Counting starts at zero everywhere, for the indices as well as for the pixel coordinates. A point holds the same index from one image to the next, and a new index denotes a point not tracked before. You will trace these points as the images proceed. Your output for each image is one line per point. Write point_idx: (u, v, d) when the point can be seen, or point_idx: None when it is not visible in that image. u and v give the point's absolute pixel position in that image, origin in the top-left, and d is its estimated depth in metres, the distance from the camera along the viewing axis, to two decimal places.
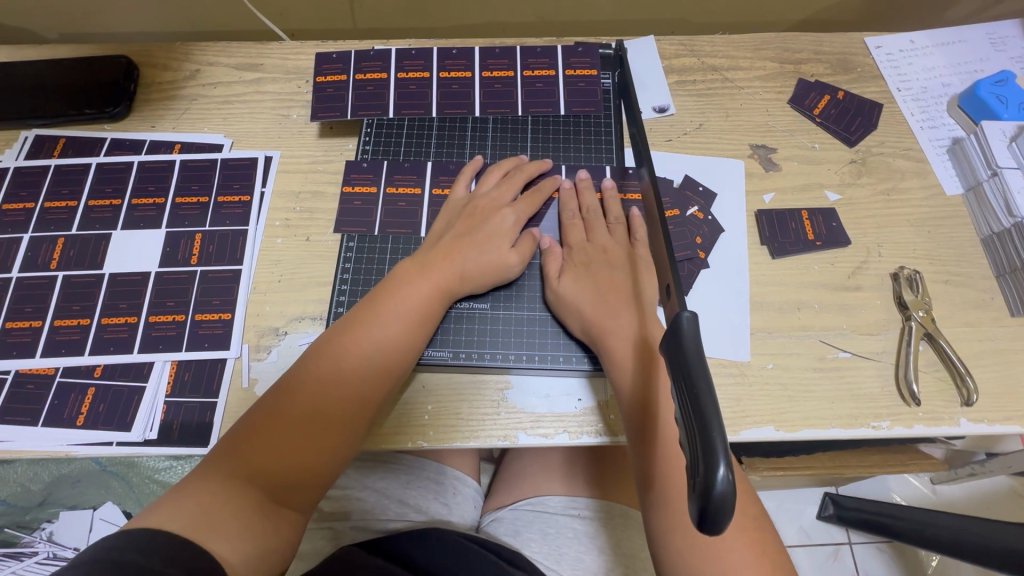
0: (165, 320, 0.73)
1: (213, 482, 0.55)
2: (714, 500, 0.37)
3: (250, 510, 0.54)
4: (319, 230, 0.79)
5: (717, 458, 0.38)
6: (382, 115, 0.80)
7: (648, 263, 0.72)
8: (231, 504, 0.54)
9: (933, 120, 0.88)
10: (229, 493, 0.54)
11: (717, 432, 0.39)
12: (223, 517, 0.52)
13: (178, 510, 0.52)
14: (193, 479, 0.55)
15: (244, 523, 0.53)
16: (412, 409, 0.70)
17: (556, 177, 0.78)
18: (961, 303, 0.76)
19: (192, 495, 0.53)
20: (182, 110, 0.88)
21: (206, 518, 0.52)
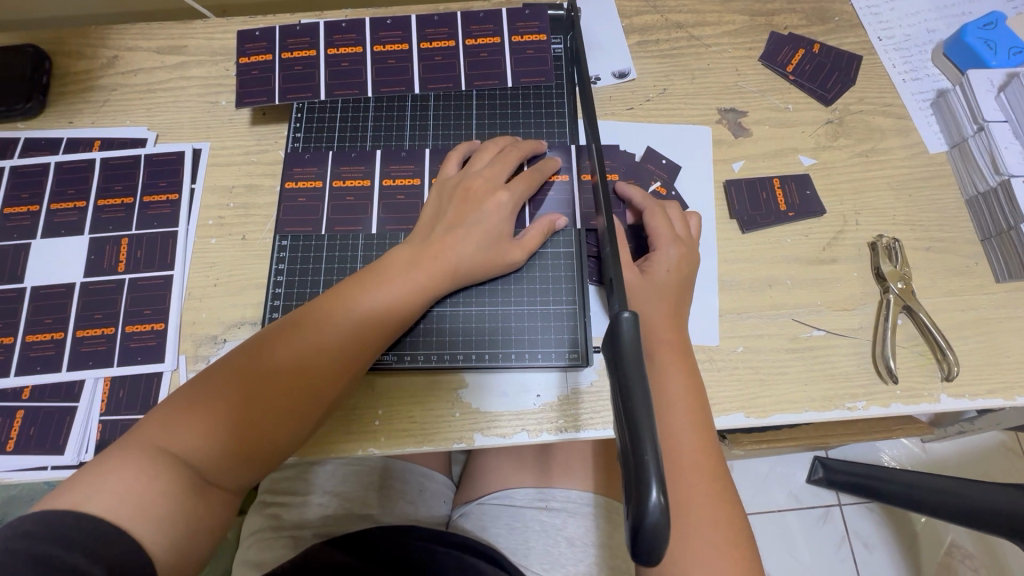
0: (94, 334, 0.69)
1: (147, 457, 0.50)
2: (645, 529, 0.34)
3: (184, 495, 0.50)
4: (256, 228, 0.74)
5: (649, 483, 0.35)
6: (314, 98, 0.74)
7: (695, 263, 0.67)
8: (165, 485, 0.49)
9: (916, 71, 0.81)
10: (164, 472, 0.50)
11: (652, 453, 0.36)
12: (154, 500, 0.48)
13: (105, 486, 0.48)
14: (127, 451, 0.50)
15: (176, 509, 0.49)
16: (362, 414, 0.66)
17: (555, 158, 0.71)
18: (943, 271, 0.71)
19: (124, 469, 0.49)
20: (101, 102, 0.81)
21: (136, 501, 0.48)
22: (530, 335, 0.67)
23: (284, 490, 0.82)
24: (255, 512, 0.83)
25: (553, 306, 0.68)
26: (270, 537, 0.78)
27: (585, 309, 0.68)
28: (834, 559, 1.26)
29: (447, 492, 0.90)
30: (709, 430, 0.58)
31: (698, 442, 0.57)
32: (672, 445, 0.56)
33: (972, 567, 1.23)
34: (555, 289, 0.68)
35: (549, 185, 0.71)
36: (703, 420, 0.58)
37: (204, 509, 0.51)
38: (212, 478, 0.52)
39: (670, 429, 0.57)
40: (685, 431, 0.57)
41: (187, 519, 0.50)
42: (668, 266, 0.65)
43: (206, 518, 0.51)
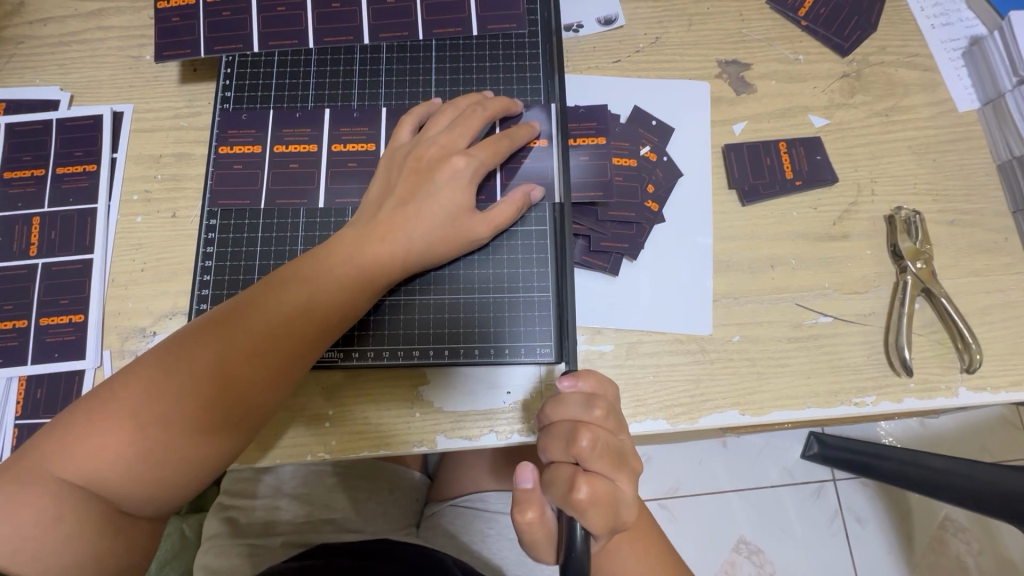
0: (5, 328, 0.61)
1: (43, 491, 0.43)
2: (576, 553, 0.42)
3: (92, 531, 0.43)
4: (187, 204, 0.64)
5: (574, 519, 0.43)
6: (246, 50, 0.64)
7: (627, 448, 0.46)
8: (68, 521, 0.42)
9: (947, 15, 0.70)
10: (66, 509, 0.43)
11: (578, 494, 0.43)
12: (55, 543, 0.42)
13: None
14: (18, 480, 0.43)
15: (83, 549, 0.43)
16: (310, 416, 0.58)
17: (533, 122, 0.61)
18: (967, 247, 0.63)
19: (15, 505, 0.42)
20: (5, 57, 0.69)
21: (35, 542, 0.41)
22: (496, 326, 0.59)
23: (245, 491, 0.78)
24: (212, 515, 0.78)
25: (523, 293, 0.59)
26: (225, 545, 0.73)
27: (559, 296, 0.60)
28: (823, 534, 1.22)
29: (420, 489, 0.88)
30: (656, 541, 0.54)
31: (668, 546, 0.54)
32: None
33: (964, 540, 1.21)
34: (525, 272, 0.60)
35: (524, 152, 0.61)
36: (650, 537, 0.54)
37: (121, 545, 0.45)
38: (127, 507, 0.45)
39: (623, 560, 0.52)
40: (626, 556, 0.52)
41: (99, 561, 0.43)
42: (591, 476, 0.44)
43: (123, 555, 0.45)
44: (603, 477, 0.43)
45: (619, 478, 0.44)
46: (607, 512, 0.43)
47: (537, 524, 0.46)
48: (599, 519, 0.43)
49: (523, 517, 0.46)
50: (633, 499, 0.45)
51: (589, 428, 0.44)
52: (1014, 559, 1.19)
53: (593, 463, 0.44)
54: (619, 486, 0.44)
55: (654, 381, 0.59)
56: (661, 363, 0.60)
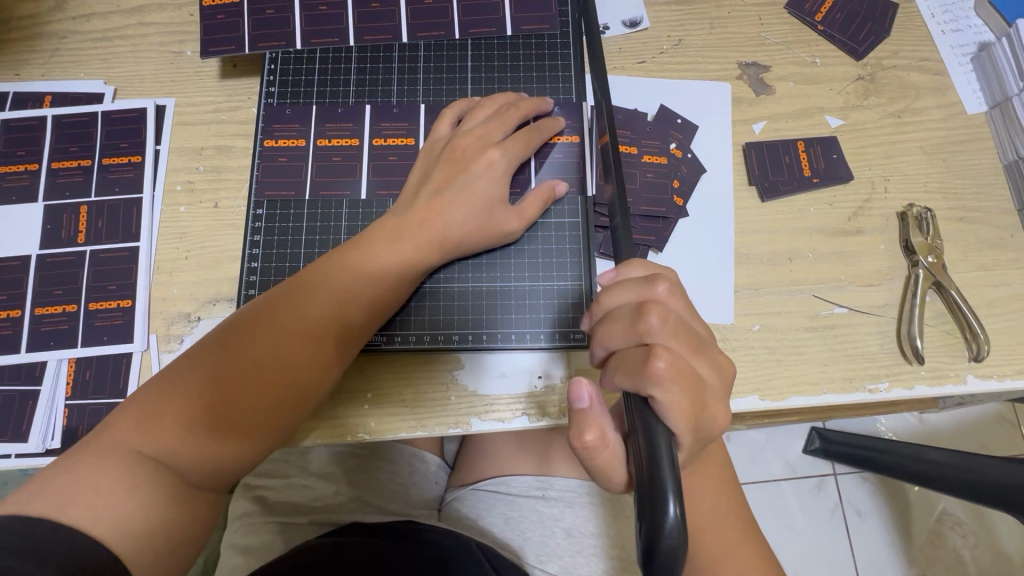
0: (55, 312, 0.63)
1: (120, 462, 0.46)
2: (663, 546, 0.35)
3: (164, 500, 0.46)
4: (229, 194, 0.67)
5: (665, 499, 0.36)
6: (288, 47, 0.67)
7: (695, 339, 0.46)
8: (144, 491, 0.45)
9: (956, 22, 0.74)
10: (140, 477, 0.46)
11: (666, 468, 0.38)
12: (132, 509, 0.45)
13: (74, 493, 0.44)
14: (97, 453, 0.46)
15: (157, 514, 0.45)
16: (352, 398, 0.61)
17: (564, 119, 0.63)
18: (975, 243, 0.66)
19: (95, 474, 0.45)
20: (49, 51, 0.72)
21: (114, 510, 0.44)
22: (530, 313, 0.62)
23: (270, 472, 0.81)
24: (239, 496, 0.81)
25: (556, 281, 0.62)
26: (256, 523, 0.76)
27: (590, 285, 0.62)
28: (826, 525, 1.26)
29: (440, 474, 0.89)
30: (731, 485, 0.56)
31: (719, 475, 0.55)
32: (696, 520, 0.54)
33: (961, 533, 1.24)
34: (557, 262, 0.62)
35: (555, 147, 0.64)
36: (713, 472, 0.55)
37: (188, 512, 0.47)
38: (193, 480, 0.48)
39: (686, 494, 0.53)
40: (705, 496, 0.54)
41: (171, 526, 0.46)
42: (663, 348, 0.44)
43: (189, 523, 0.47)
44: (674, 352, 0.44)
45: (693, 355, 0.45)
46: (689, 389, 0.42)
47: (601, 444, 0.45)
48: (682, 396, 0.42)
49: (581, 441, 0.45)
50: (712, 383, 0.45)
51: (657, 303, 0.45)
52: (1008, 555, 1.22)
53: (665, 338, 0.44)
54: (692, 364, 0.45)
55: None
56: None
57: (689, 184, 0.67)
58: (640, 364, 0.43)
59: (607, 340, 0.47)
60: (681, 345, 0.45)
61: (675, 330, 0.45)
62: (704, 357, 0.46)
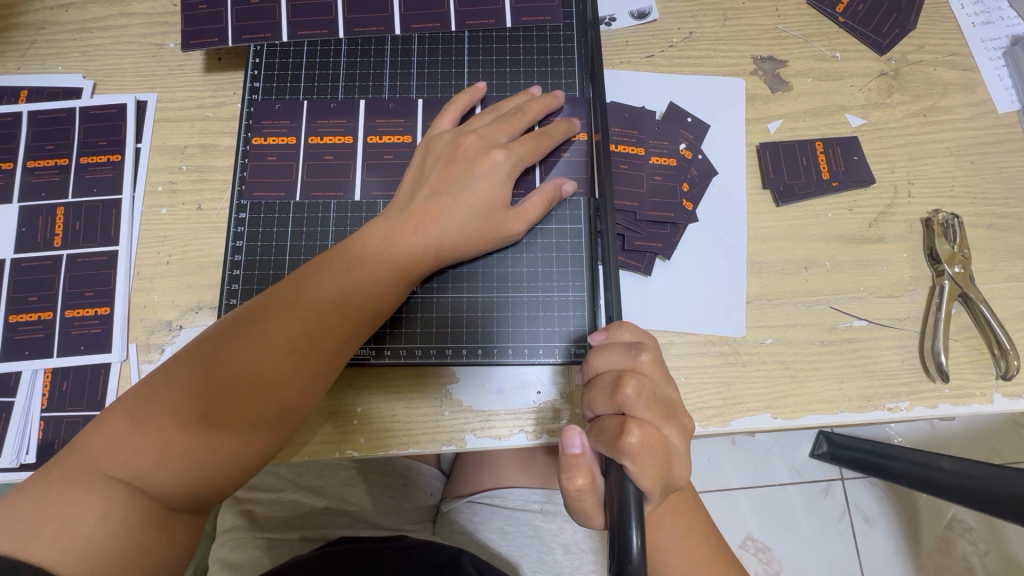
0: (30, 319, 0.60)
1: (91, 488, 0.43)
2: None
3: (138, 529, 0.43)
4: (213, 196, 0.63)
5: (630, 529, 0.39)
6: (274, 39, 0.63)
7: (670, 407, 0.46)
8: (115, 518, 0.43)
9: (988, 13, 0.69)
10: (113, 503, 0.43)
11: (631, 498, 0.41)
12: (105, 539, 0.42)
13: (43, 522, 0.41)
14: (68, 476, 0.43)
15: (131, 544, 0.43)
16: (339, 414, 0.57)
17: (573, 118, 0.59)
18: (1005, 251, 0.62)
19: (64, 501, 0.42)
20: (25, 44, 0.68)
21: (85, 540, 0.42)
22: (530, 326, 0.58)
23: (260, 485, 0.78)
24: (228, 507, 0.78)
25: (558, 293, 0.59)
26: (243, 538, 0.73)
27: (593, 296, 0.59)
28: (833, 534, 1.22)
29: (435, 485, 0.87)
30: (697, 514, 0.54)
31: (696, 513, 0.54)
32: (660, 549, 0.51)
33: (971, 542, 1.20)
34: (558, 272, 0.59)
35: (562, 147, 0.60)
36: (692, 510, 0.54)
37: (165, 540, 0.45)
38: (171, 504, 0.45)
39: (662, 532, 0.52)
40: (670, 528, 0.52)
41: (148, 555, 0.44)
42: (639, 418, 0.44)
43: (166, 551, 0.45)
44: (652, 424, 0.44)
45: (666, 425, 0.45)
46: (659, 462, 0.43)
47: (586, 491, 0.45)
48: (650, 470, 0.42)
49: (572, 485, 0.44)
50: (682, 452, 0.46)
51: (634, 375, 0.45)
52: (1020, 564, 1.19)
53: (641, 410, 0.44)
54: (666, 434, 0.45)
55: (686, 384, 0.59)
56: (692, 365, 0.59)
57: (701, 187, 0.63)
58: (615, 436, 0.43)
59: (588, 406, 0.47)
60: (657, 417, 0.45)
61: (650, 401, 0.45)
62: (680, 421, 0.46)
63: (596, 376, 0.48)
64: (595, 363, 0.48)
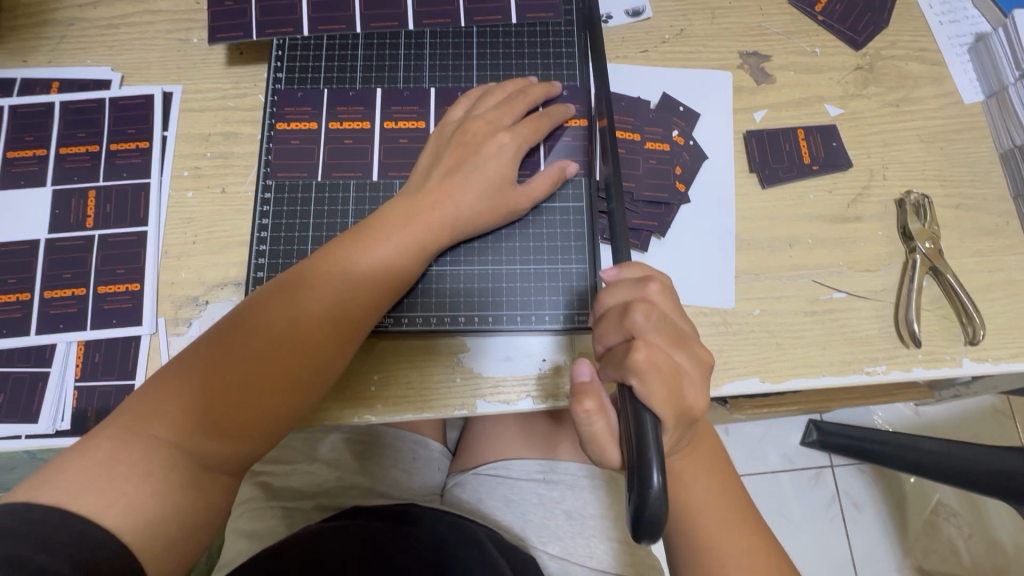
0: (64, 295, 0.64)
1: (132, 450, 0.46)
2: (648, 505, 0.41)
3: (178, 487, 0.46)
4: (236, 180, 0.67)
5: (650, 467, 0.41)
6: (296, 34, 0.67)
7: (677, 334, 0.49)
8: (157, 478, 0.46)
9: (954, 13, 0.75)
10: (154, 462, 0.46)
11: (651, 448, 0.42)
12: (147, 497, 0.45)
13: (88, 480, 0.44)
14: (111, 439, 0.46)
15: (170, 502, 0.46)
16: (358, 379, 0.61)
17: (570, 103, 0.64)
18: (972, 230, 0.67)
19: (108, 461, 0.45)
20: (57, 39, 0.72)
21: (127, 497, 0.44)
22: (536, 296, 0.62)
23: (278, 459, 0.82)
24: (247, 481, 0.82)
25: (562, 265, 0.63)
26: (260, 508, 0.78)
27: (595, 269, 0.63)
28: (823, 518, 1.27)
29: (442, 461, 0.88)
30: (723, 478, 0.57)
31: (723, 482, 0.57)
32: (686, 501, 0.55)
33: (955, 523, 1.25)
34: (562, 246, 0.63)
35: (563, 131, 0.65)
36: (718, 473, 0.57)
37: (202, 498, 0.48)
38: (210, 463, 0.48)
39: (686, 488, 0.55)
40: (695, 484, 0.56)
41: (186, 511, 0.47)
42: (648, 340, 0.47)
43: (204, 510, 0.48)
44: (660, 347, 0.47)
45: (676, 352, 0.48)
46: (667, 381, 0.46)
47: (595, 414, 0.49)
48: (662, 388, 0.46)
49: (580, 408, 0.49)
50: (693, 378, 0.49)
51: (643, 303, 0.49)
52: (1001, 544, 1.24)
53: (649, 333, 0.48)
54: (677, 359, 0.48)
55: None
56: None
57: (692, 170, 0.68)
58: (624, 357, 0.47)
59: (598, 337, 0.51)
60: (664, 341, 0.48)
61: (658, 326, 0.48)
62: (689, 349, 0.50)
63: (606, 307, 0.52)
64: (605, 291, 0.52)
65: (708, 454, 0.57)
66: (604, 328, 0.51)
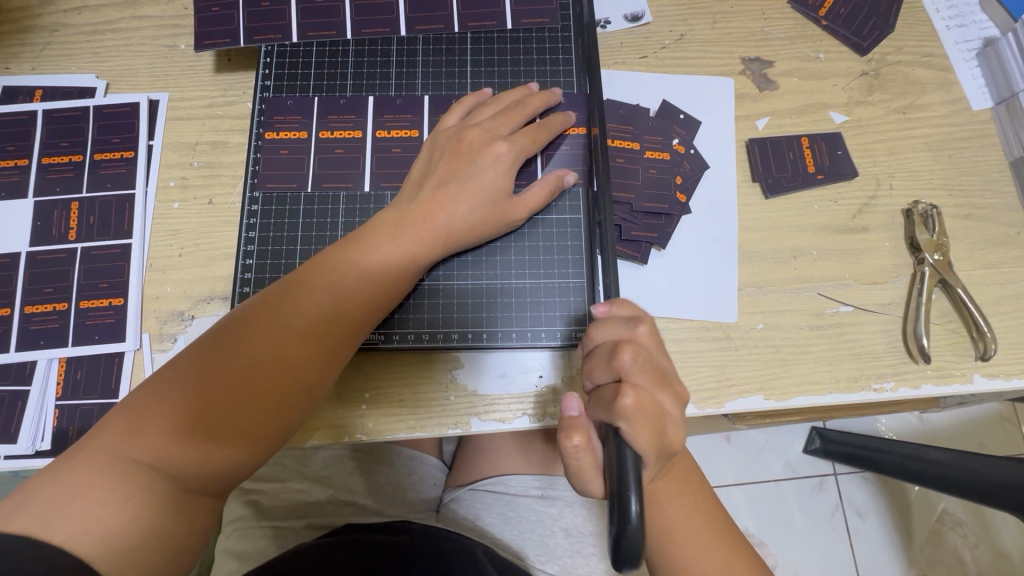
0: (46, 310, 0.62)
1: (108, 475, 0.44)
2: (627, 538, 0.39)
3: (157, 513, 0.44)
4: (224, 191, 0.66)
5: (628, 495, 0.40)
6: (285, 40, 0.65)
7: (663, 376, 0.48)
8: (138, 499, 0.44)
9: (961, 17, 0.73)
10: (131, 487, 0.44)
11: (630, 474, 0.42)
12: (123, 524, 0.43)
13: (61, 507, 0.42)
14: (87, 463, 0.44)
15: (148, 530, 0.44)
16: (347, 397, 0.59)
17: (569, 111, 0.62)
18: (982, 240, 0.65)
19: (83, 486, 0.43)
20: (41, 45, 0.70)
21: (102, 525, 0.42)
22: (532, 311, 0.60)
23: (268, 476, 0.80)
24: (235, 499, 0.80)
25: (559, 279, 0.61)
26: (250, 527, 0.76)
27: (593, 283, 0.61)
28: (827, 529, 1.25)
29: (437, 476, 0.88)
30: (702, 498, 0.55)
31: (702, 502, 0.55)
32: (667, 529, 0.53)
33: (962, 535, 1.23)
34: (559, 259, 0.61)
35: (561, 140, 0.63)
36: (698, 494, 0.55)
37: (182, 523, 0.46)
38: (190, 487, 0.46)
39: (666, 514, 0.53)
40: (675, 509, 0.54)
41: (165, 539, 0.45)
42: (634, 381, 0.46)
43: (184, 536, 0.46)
44: (647, 388, 0.46)
45: (661, 393, 0.47)
46: (652, 424, 0.45)
47: (582, 449, 0.48)
48: (646, 431, 0.45)
49: (569, 443, 0.47)
50: (676, 419, 0.48)
51: (632, 344, 0.48)
52: (1009, 556, 1.21)
53: (635, 375, 0.47)
54: (661, 400, 0.47)
55: (682, 367, 0.61)
56: (688, 349, 0.62)
57: (693, 179, 0.66)
58: (611, 399, 0.46)
59: (588, 375, 0.49)
60: (650, 383, 0.47)
61: (644, 367, 0.47)
62: (675, 389, 0.49)
63: (595, 345, 0.51)
64: (595, 330, 0.51)
65: (687, 475, 0.55)
66: (590, 368, 0.49)
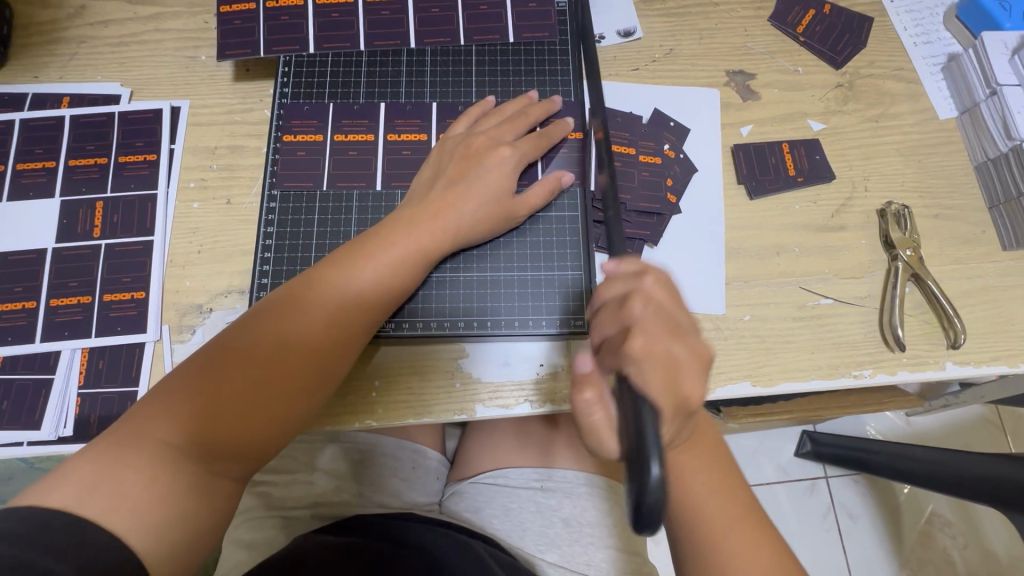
0: (70, 303, 0.65)
1: (140, 454, 0.46)
2: (648, 500, 0.37)
3: (184, 492, 0.47)
4: (241, 191, 0.69)
5: (650, 459, 0.38)
6: (302, 51, 0.70)
7: (675, 328, 0.49)
8: (163, 482, 0.46)
9: (927, 35, 0.79)
10: (161, 466, 0.46)
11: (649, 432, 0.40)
12: (153, 502, 0.45)
13: (95, 484, 0.44)
14: (120, 444, 0.47)
15: (176, 507, 0.46)
16: (359, 385, 0.63)
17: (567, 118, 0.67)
18: (951, 238, 0.70)
19: (117, 465, 0.46)
20: (69, 55, 0.74)
21: (133, 502, 0.45)
22: (533, 302, 0.64)
23: (276, 468, 0.81)
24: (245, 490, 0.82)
25: (558, 272, 0.65)
26: (260, 517, 0.78)
27: (590, 275, 0.65)
28: (819, 529, 1.28)
29: (439, 469, 0.88)
30: (727, 476, 0.55)
31: (728, 480, 0.54)
32: (688, 500, 0.53)
33: (949, 534, 1.26)
34: (558, 254, 0.65)
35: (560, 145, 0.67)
36: (722, 471, 0.55)
37: (206, 502, 0.48)
38: (216, 466, 0.49)
39: (686, 482, 0.53)
40: (695, 479, 0.54)
41: (191, 517, 0.47)
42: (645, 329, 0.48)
43: (208, 516, 0.48)
44: (659, 337, 0.48)
45: (676, 345, 0.48)
46: (664, 370, 0.46)
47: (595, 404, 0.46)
48: (658, 380, 0.45)
49: (580, 397, 0.46)
50: (692, 371, 0.48)
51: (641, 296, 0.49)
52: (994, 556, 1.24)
53: (645, 322, 0.48)
54: (675, 350, 0.48)
55: None
56: None
57: (682, 181, 0.71)
58: (621, 346, 0.47)
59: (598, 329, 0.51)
60: (661, 332, 0.48)
61: (655, 316, 0.49)
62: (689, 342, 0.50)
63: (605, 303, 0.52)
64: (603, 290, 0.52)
65: (711, 449, 0.56)
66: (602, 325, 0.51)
